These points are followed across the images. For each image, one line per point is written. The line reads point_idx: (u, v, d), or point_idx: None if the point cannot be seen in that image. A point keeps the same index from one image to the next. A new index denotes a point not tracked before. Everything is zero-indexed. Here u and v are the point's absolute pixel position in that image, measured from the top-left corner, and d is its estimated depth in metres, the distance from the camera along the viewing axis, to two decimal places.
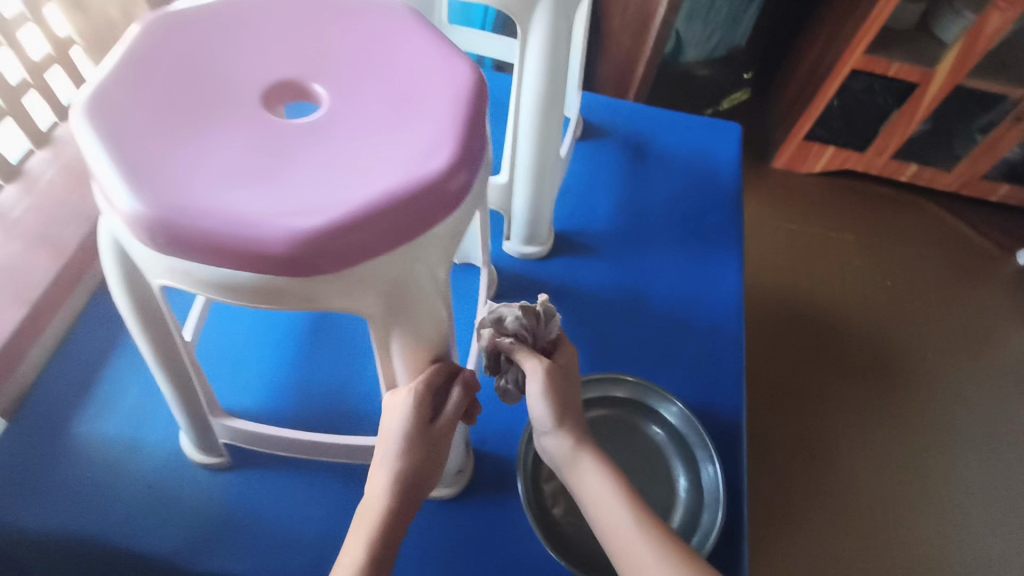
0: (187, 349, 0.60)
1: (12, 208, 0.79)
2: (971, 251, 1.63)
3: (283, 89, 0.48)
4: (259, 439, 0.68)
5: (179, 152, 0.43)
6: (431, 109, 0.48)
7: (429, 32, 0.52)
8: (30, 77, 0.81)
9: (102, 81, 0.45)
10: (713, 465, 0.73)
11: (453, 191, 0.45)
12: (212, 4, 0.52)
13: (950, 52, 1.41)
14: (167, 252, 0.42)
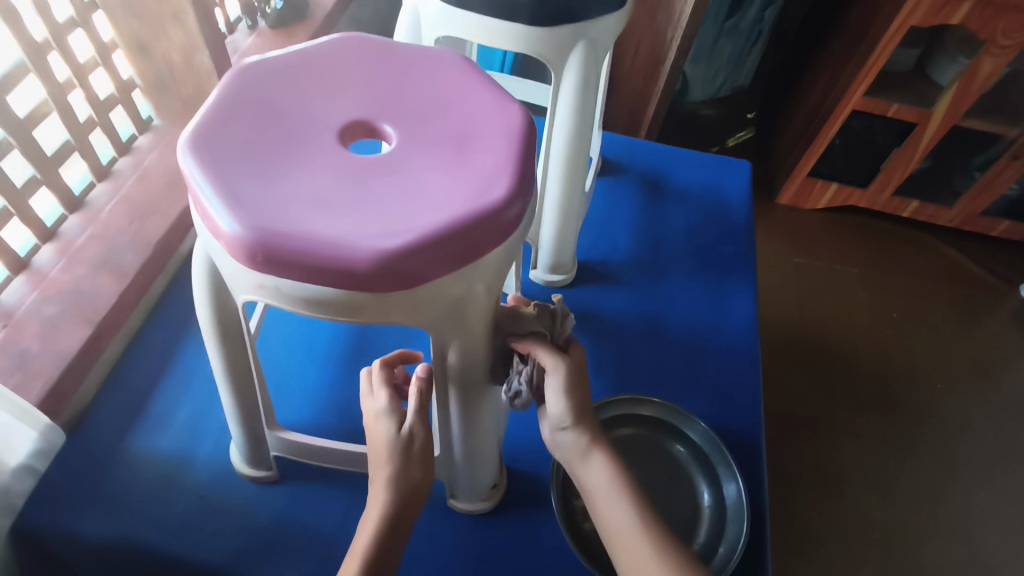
0: (255, 365, 0.65)
1: (77, 237, 0.86)
2: (974, 285, 1.68)
3: (358, 129, 0.55)
4: (310, 452, 0.74)
5: (272, 181, 0.49)
6: (489, 146, 0.54)
7: (483, 82, 0.59)
8: (96, 114, 0.89)
9: (203, 121, 0.52)
10: (736, 483, 0.77)
11: (511, 217, 0.51)
12: (292, 57, 0.59)
13: (947, 94, 1.48)
14: (260, 268, 0.48)
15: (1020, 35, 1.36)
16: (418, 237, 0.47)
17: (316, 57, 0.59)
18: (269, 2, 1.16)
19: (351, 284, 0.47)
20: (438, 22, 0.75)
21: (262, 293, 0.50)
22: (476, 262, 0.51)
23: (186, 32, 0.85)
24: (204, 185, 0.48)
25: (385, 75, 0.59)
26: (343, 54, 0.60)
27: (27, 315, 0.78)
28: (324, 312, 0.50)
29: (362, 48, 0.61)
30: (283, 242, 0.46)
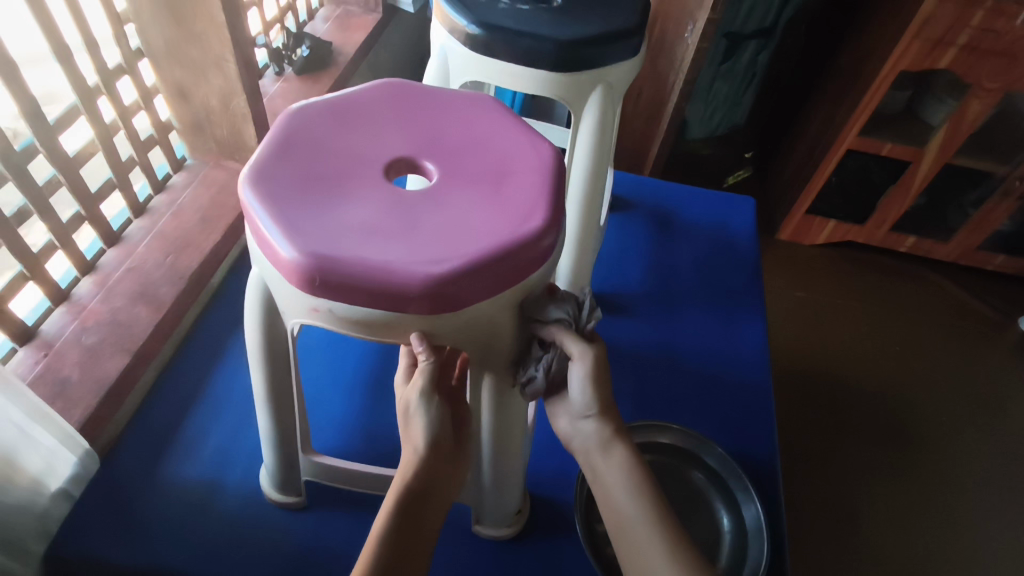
0: (296, 388, 0.68)
1: (114, 270, 0.89)
2: (975, 317, 1.72)
3: (403, 164, 0.59)
4: (342, 476, 0.77)
5: (327, 213, 0.53)
6: (523, 180, 0.58)
7: (515, 121, 0.64)
8: (137, 154, 0.93)
9: (261, 159, 0.56)
10: (754, 504, 0.79)
11: (546, 245, 0.55)
12: (339, 100, 0.64)
13: (937, 134, 1.55)
14: (316, 293, 0.51)
15: (1003, 78, 1.42)
16: (463, 263, 0.50)
17: (360, 100, 0.64)
18: (295, 50, 1.23)
19: (401, 306, 0.51)
20: (468, 66, 0.81)
21: (314, 317, 0.54)
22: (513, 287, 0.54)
23: (226, 78, 0.91)
24: (264, 217, 0.52)
25: (424, 115, 0.63)
26: (386, 97, 0.65)
27: (66, 344, 0.80)
28: (371, 333, 0.54)
29: (402, 91, 0.66)
30: (339, 268, 0.50)
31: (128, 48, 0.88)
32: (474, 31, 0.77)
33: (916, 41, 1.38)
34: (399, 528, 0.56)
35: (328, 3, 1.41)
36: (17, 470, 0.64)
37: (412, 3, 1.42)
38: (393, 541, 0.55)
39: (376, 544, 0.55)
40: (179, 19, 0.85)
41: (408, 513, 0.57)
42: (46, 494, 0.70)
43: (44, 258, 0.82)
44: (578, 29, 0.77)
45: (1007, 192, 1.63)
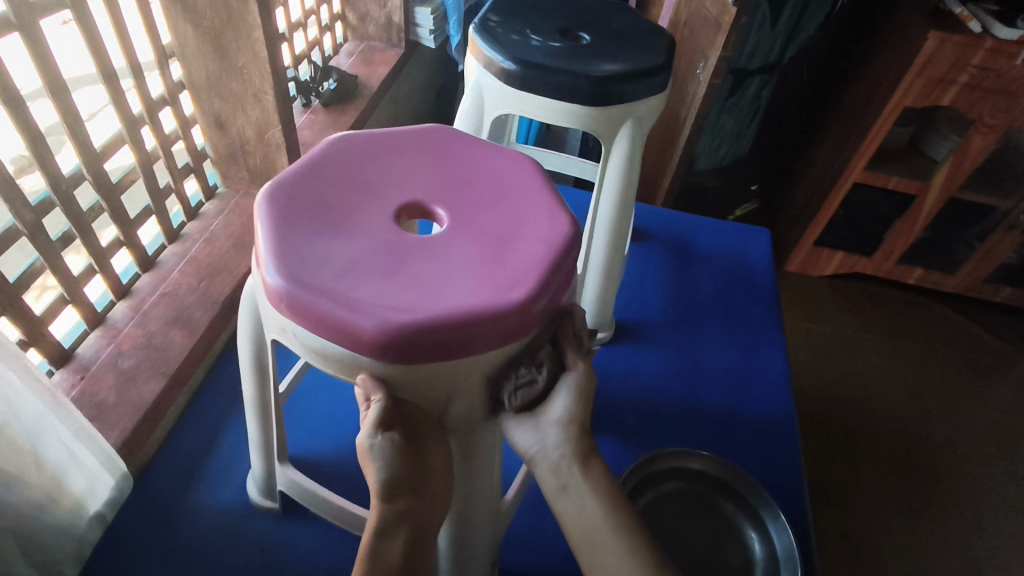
0: (276, 401, 0.68)
1: (148, 295, 0.91)
2: (983, 349, 1.73)
3: (409, 210, 0.59)
4: (312, 497, 0.74)
5: (320, 242, 0.54)
6: (526, 247, 0.56)
7: (544, 187, 0.63)
8: (174, 182, 0.96)
9: (289, 177, 0.59)
10: (786, 534, 0.78)
11: (530, 317, 0.52)
12: (384, 136, 0.67)
13: (943, 168, 1.58)
14: (283, 313, 0.52)
15: (1005, 115, 1.46)
16: (428, 317, 0.49)
17: (402, 141, 0.67)
18: (322, 83, 1.27)
19: (356, 347, 0.50)
20: (502, 99, 0.84)
21: (284, 337, 0.55)
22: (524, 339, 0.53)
23: (263, 109, 0.94)
24: (263, 231, 0.54)
25: (454, 165, 0.64)
26: (426, 142, 0.67)
27: (102, 368, 0.81)
28: (329, 367, 0.53)
29: (441, 139, 0.68)
30: (303, 296, 0.50)
31: (171, 80, 0.91)
32: (509, 66, 0.81)
33: (919, 79, 1.42)
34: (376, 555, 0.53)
35: (352, 39, 1.46)
36: (61, 490, 0.64)
37: (433, 39, 1.46)
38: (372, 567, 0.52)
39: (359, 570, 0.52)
40: (222, 53, 0.88)
41: (384, 539, 0.53)
42: (85, 516, 0.70)
43: (84, 282, 0.84)
44: (609, 65, 0.80)
45: (1012, 225, 1.66)
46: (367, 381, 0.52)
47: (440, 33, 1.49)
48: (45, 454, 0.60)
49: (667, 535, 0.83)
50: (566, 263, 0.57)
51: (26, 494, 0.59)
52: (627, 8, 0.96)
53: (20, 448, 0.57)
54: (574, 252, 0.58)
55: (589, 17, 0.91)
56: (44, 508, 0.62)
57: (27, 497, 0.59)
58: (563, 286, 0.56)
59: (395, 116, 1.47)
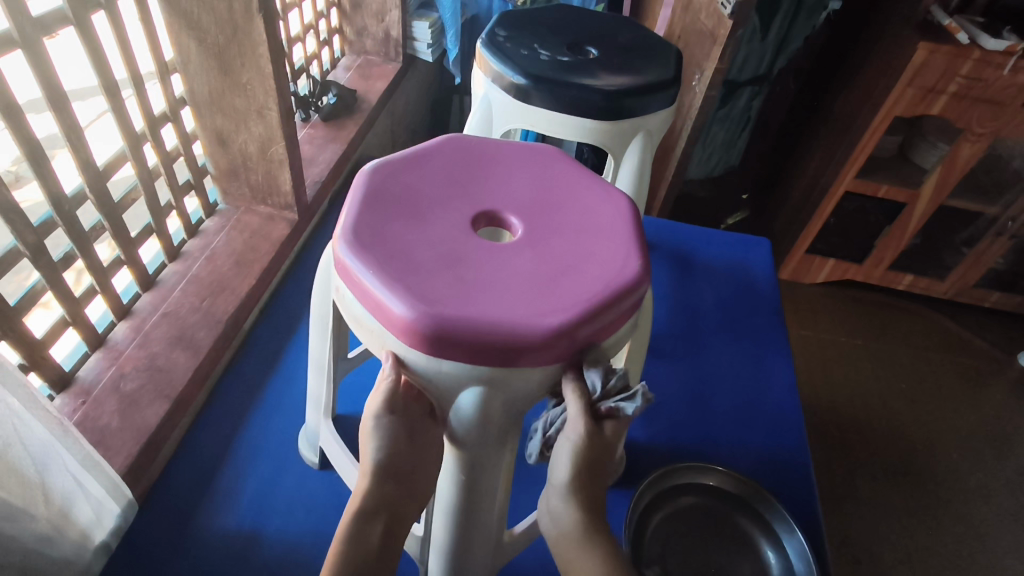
0: (332, 366, 0.73)
1: (149, 315, 0.89)
2: (975, 354, 1.75)
3: (484, 216, 0.59)
4: (340, 460, 0.76)
5: (393, 225, 0.55)
6: (583, 282, 0.53)
7: (631, 233, 0.58)
8: (174, 200, 0.94)
9: (396, 159, 0.62)
10: (802, 547, 0.78)
11: (563, 344, 0.50)
12: (490, 142, 0.68)
13: (932, 176, 1.61)
14: (340, 275, 0.54)
15: (992, 124, 1.48)
16: (458, 318, 0.49)
17: (512, 152, 0.67)
18: (321, 97, 1.25)
19: (386, 324, 0.51)
20: (511, 113, 0.84)
21: (337, 296, 0.58)
22: (565, 362, 0.52)
23: (266, 125, 0.93)
24: (354, 199, 0.57)
25: (549, 184, 0.63)
26: (523, 156, 0.66)
27: (104, 391, 0.79)
28: (364, 338, 0.55)
29: (546, 158, 0.67)
30: (354, 266, 0.52)
31: (173, 96, 0.90)
32: (519, 81, 0.80)
33: (909, 89, 1.44)
34: (355, 540, 0.52)
35: (349, 53, 1.45)
36: (68, 521, 0.62)
37: (430, 53, 1.46)
38: (351, 551, 0.51)
39: (339, 550, 0.51)
40: (225, 69, 0.87)
41: (366, 525, 0.53)
42: (92, 546, 0.67)
43: (85, 303, 0.81)
44: (620, 79, 0.80)
45: (1000, 231, 1.69)
46: (390, 360, 0.53)
47: (437, 47, 1.48)
48: (52, 483, 0.58)
49: (684, 549, 0.82)
50: (618, 309, 0.53)
51: (35, 527, 0.57)
52: (634, 22, 0.96)
53: (28, 480, 0.55)
54: (629, 302, 0.54)
55: (597, 31, 0.92)
56: (51, 541, 0.60)
57: (34, 531, 0.57)
58: (608, 330, 0.53)
59: (391, 129, 1.46)
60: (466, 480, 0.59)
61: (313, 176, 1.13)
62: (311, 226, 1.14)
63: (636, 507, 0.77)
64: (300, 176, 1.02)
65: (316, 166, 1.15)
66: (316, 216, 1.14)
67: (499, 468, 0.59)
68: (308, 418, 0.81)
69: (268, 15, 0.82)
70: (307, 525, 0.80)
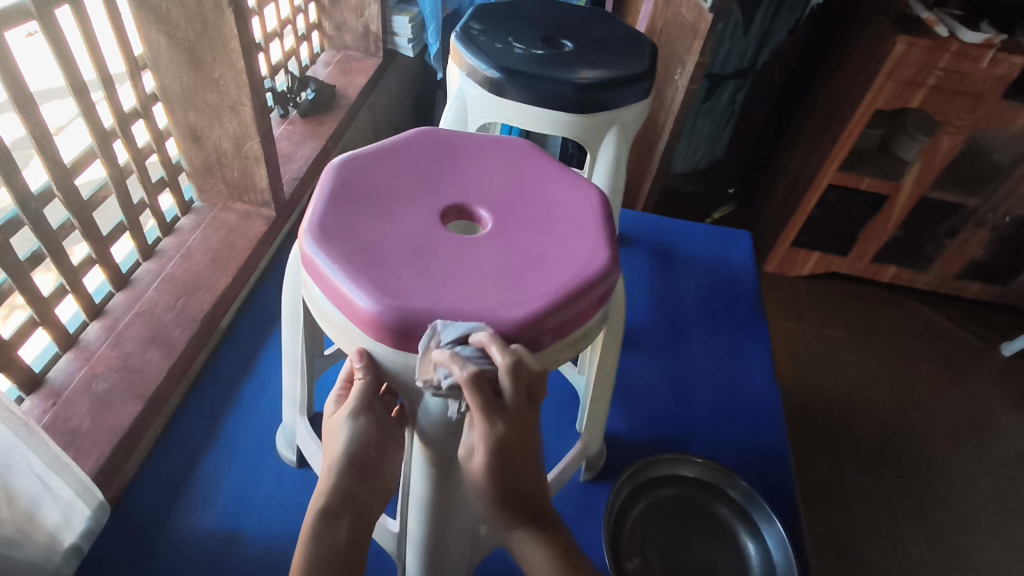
0: (305, 363, 0.72)
1: (123, 314, 0.87)
2: (955, 343, 1.76)
3: (454, 210, 0.58)
4: (315, 456, 0.75)
5: (359, 218, 0.55)
6: (551, 273, 0.53)
7: (601, 225, 0.58)
8: (148, 198, 0.93)
9: (365, 152, 0.62)
10: (779, 534, 0.78)
11: (530, 336, 0.50)
12: (462, 135, 0.67)
13: (913, 168, 1.61)
14: (306, 269, 0.54)
15: (971, 116, 1.49)
16: (424, 311, 0.48)
17: (483, 145, 0.66)
18: (299, 94, 1.24)
19: (352, 318, 0.50)
20: (486, 107, 0.83)
21: (305, 291, 0.57)
22: (538, 352, 0.52)
23: (240, 121, 0.92)
24: (321, 193, 0.56)
25: (520, 177, 0.63)
26: (494, 149, 0.66)
27: (76, 392, 0.78)
28: (331, 333, 0.54)
29: (517, 151, 0.66)
30: (319, 259, 0.51)
31: (144, 92, 0.88)
32: (493, 75, 0.80)
33: (888, 82, 1.45)
34: (321, 539, 0.55)
35: (328, 48, 1.44)
36: (36, 524, 0.61)
37: (411, 48, 1.44)
38: (318, 552, 0.54)
39: (305, 547, 0.55)
40: (196, 64, 0.86)
41: (331, 523, 0.56)
42: (62, 549, 0.66)
43: (55, 303, 0.80)
44: (594, 72, 0.80)
45: (980, 222, 1.70)
46: (359, 357, 0.52)
47: (418, 42, 1.46)
48: (19, 486, 0.57)
49: (664, 541, 0.82)
50: (586, 300, 0.53)
51: (1, 532, 0.56)
52: (609, 15, 0.96)
53: None
54: (597, 293, 0.53)
55: (572, 24, 0.91)
56: (19, 545, 0.59)
57: None
58: (576, 322, 0.53)
59: (372, 125, 1.45)
60: (438, 476, 0.59)
61: (290, 173, 1.12)
62: (289, 223, 1.13)
63: (614, 500, 0.77)
64: (277, 172, 1.01)
65: (294, 163, 1.14)
66: (294, 213, 1.13)
67: None
68: (285, 415, 0.80)
69: (238, 9, 0.81)
70: (286, 524, 0.79)
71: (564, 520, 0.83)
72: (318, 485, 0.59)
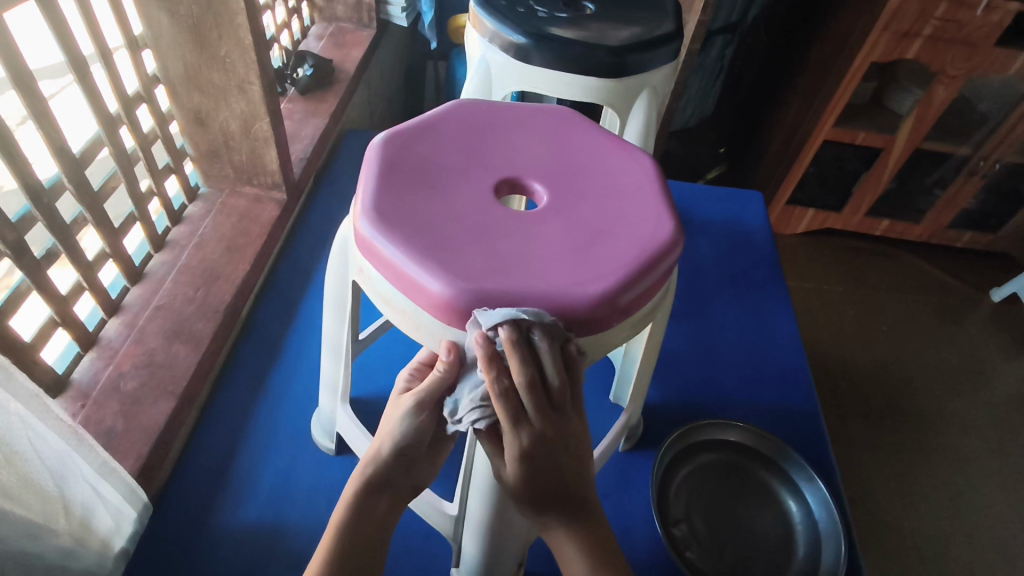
0: (349, 347, 0.70)
1: (141, 310, 0.84)
2: (951, 293, 1.79)
3: (507, 184, 0.56)
4: (357, 441, 0.73)
5: (414, 197, 0.53)
6: (617, 246, 0.51)
7: (659, 194, 0.57)
8: (155, 185, 0.89)
9: (408, 127, 0.59)
10: (824, 494, 0.80)
11: (604, 313, 0.49)
12: (501, 105, 0.64)
13: (907, 122, 1.62)
14: (363, 253, 0.52)
15: (965, 65, 1.49)
16: (497, 293, 0.47)
17: (523, 114, 0.64)
18: (297, 69, 1.18)
19: (420, 302, 0.49)
20: (512, 75, 0.80)
21: (360, 276, 0.55)
22: (607, 331, 0.51)
23: (248, 101, 0.88)
24: (371, 173, 0.54)
25: (566, 146, 0.61)
26: (538, 119, 0.63)
27: (104, 393, 0.75)
28: (393, 318, 0.53)
29: (560, 119, 0.64)
30: (381, 244, 0.49)
31: (145, 75, 0.84)
32: (519, 41, 0.77)
33: (884, 35, 1.44)
34: (360, 511, 0.57)
35: (319, 21, 1.37)
36: (85, 531, 0.59)
37: (404, 18, 1.38)
38: (354, 522, 0.56)
39: (343, 514, 0.57)
40: (200, 41, 0.81)
41: (370, 501, 0.57)
42: (112, 554, 0.65)
43: (73, 300, 0.77)
44: (623, 35, 0.78)
45: (972, 172, 1.71)
46: (448, 350, 0.49)
47: (412, 11, 1.41)
48: (70, 495, 0.56)
49: (706, 503, 0.83)
50: (655, 273, 0.52)
51: (55, 543, 0.54)
52: None
53: (48, 495, 0.53)
54: (665, 265, 0.52)
55: None
56: (73, 553, 0.57)
57: (56, 546, 0.55)
58: (645, 296, 0.52)
59: (368, 101, 1.40)
60: None
61: (295, 155, 1.07)
62: (298, 206, 1.10)
63: (661, 468, 0.78)
64: (286, 153, 0.97)
65: (300, 143, 1.10)
66: (303, 196, 1.10)
67: None
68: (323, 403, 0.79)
69: None
70: (329, 513, 0.78)
71: (607, 490, 0.83)
72: (361, 458, 0.60)
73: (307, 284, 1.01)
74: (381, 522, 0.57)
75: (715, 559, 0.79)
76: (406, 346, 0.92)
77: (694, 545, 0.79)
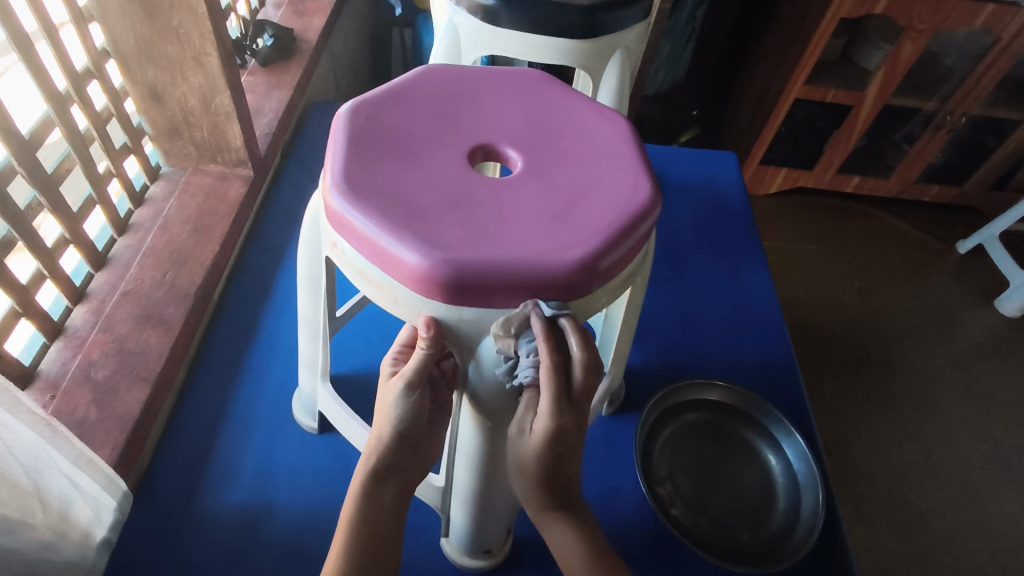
0: (327, 322, 0.69)
1: (108, 296, 0.82)
2: (919, 247, 1.83)
3: (481, 151, 0.55)
4: (343, 420, 0.72)
5: (385, 167, 0.51)
6: (595, 210, 0.51)
7: (635, 155, 0.56)
8: (114, 166, 0.86)
9: (375, 95, 0.57)
10: (802, 446, 0.82)
11: (585, 278, 0.48)
12: (471, 69, 0.63)
13: (876, 78, 1.61)
14: (336, 228, 0.50)
15: (933, 19, 1.48)
16: (474, 262, 0.46)
17: (494, 79, 0.62)
18: (256, 39, 1.13)
19: (397, 275, 0.48)
20: (481, 39, 0.78)
21: (333, 252, 0.54)
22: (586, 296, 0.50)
23: (206, 74, 0.84)
24: (339, 143, 0.52)
25: (540, 110, 0.59)
26: (510, 83, 0.62)
27: (75, 382, 0.73)
28: (369, 293, 0.52)
29: (531, 82, 0.62)
30: (353, 216, 0.48)
31: (94, 49, 0.80)
32: (487, 2, 0.75)
33: None
34: (371, 499, 0.56)
35: None
36: (63, 523, 0.58)
37: None
38: (367, 510, 0.56)
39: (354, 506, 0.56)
40: (151, 12, 0.78)
41: (378, 487, 0.56)
42: (95, 544, 0.64)
43: (35, 289, 0.74)
44: None
45: (939, 125, 1.71)
46: (426, 326, 0.49)
47: None
48: (46, 489, 0.54)
49: (690, 461, 0.85)
50: (634, 236, 0.51)
51: (33, 537, 0.53)
52: None
53: (23, 490, 0.51)
54: (644, 228, 0.52)
55: None
56: (53, 546, 0.56)
57: (35, 540, 0.53)
58: (625, 260, 0.52)
59: (333, 71, 1.35)
60: (484, 430, 0.57)
61: (260, 129, 1.04)
62: (265, 183, 1.07)
63: (644, 430, 0.80)
64: (250, 128, 0.94)
65: (264, 117, 1.06)
66: (270, 170, 1.06)
67: (509, 423, 0.57)
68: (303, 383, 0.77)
69: None
70: (316, 491, 0.78)
71: (592, 453, 0.84)
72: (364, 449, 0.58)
73: (280, 262, 0.99)
74: (392, 510, 0.57)
75: (699, 514, 0.80)
76: (385, 320, 0.91)
77: (679, 503, 0.81)
